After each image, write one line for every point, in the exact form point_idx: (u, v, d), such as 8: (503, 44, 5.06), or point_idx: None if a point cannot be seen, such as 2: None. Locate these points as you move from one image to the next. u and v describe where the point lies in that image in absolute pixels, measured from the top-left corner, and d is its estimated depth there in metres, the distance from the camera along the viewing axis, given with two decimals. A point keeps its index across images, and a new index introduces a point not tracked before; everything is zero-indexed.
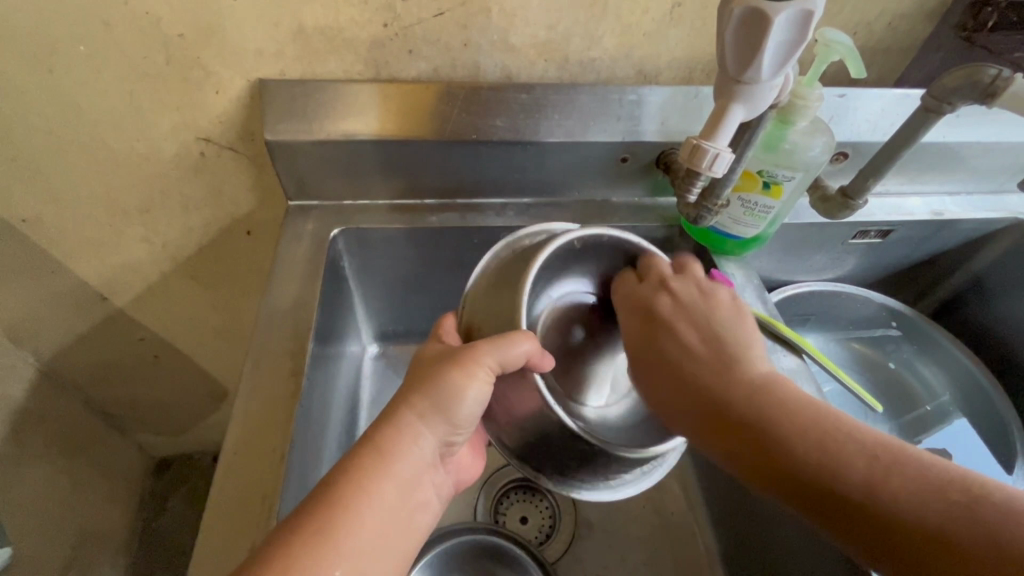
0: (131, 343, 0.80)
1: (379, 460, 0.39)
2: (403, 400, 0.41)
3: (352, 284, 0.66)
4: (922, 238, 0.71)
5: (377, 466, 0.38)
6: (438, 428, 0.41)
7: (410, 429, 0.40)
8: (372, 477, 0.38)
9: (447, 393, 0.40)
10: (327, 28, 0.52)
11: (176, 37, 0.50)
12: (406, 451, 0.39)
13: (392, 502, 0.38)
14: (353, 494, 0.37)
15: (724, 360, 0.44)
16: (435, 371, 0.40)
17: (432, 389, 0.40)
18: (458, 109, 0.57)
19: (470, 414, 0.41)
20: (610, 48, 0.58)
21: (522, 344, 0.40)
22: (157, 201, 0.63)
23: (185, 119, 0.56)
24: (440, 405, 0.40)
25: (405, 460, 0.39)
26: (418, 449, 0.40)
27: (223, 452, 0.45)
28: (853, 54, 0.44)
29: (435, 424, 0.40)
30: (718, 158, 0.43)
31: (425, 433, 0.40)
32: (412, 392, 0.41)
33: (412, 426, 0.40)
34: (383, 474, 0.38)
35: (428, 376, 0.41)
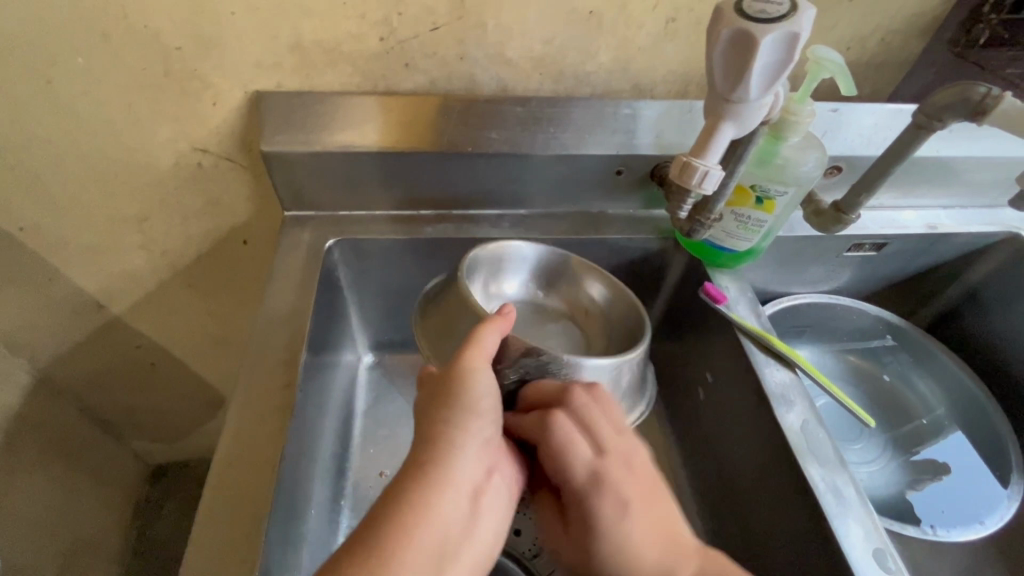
0: (127, 350, 0.80)
1: (432, 470, 0.40)
2: (428, 415, 0.43)
3: (347, 294, 0.66)
4: (917, 252, 0.72)
5: (426, 477, 0.40)
6: (477, 434, 0.43)
7: (454, 442, 0.42)
8: (424, 490, 0.39)
9: (466, 394, 0.43)
10: (324, 41, 0.53)
11: (175, 49, 0.51)
12: (454, 462, 0.41)
13: (450, 512, 0.40)
14: (408, 509, 0.38)
15: (589, 480, 0.44)
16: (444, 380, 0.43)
17: (449, 396, 0.43)
18: (454, 121, 0.58)
19: (491, 403, 0.44)
20: (605, 63, 0.58)
21: (489, 325, 0.46)
22: (155, 210, 0.63)
23: (182, 130, 0.56)
24: (468, 411, 0.43)
25: (454, 472, 0.41)
26: (465, 456, 0.42)
27: (214, 464, 0.45)
28: (844, 72, 0.44)
29: (471, 430, 0.42)
30: (707, 175, 0.43)
31: (467, 444, 0.42)
32: (442, 407, 0.43)
33: (451, 440, 0.42)
34: (436, 483, 0.40)
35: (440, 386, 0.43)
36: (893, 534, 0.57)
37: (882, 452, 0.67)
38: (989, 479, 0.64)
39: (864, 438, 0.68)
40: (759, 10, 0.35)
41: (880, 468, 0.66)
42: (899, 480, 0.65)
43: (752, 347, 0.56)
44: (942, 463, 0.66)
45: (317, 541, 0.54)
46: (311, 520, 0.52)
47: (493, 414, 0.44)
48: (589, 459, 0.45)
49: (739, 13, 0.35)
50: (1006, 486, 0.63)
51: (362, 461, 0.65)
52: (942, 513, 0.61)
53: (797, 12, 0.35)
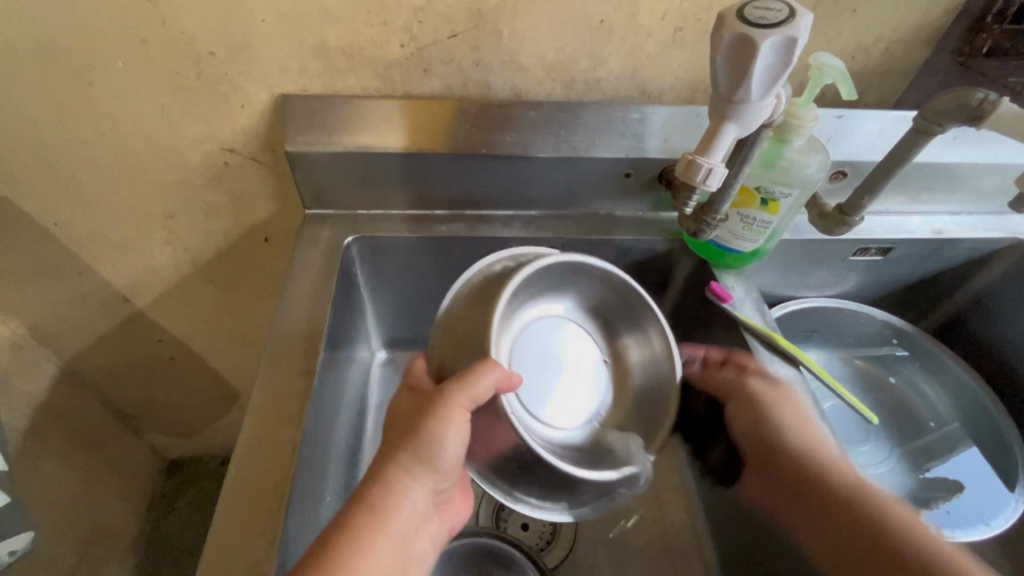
0: (149, 344, 0.83)
1: (374, 515, 0.41)
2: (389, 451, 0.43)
3: (363, 291, 0.69)
4: (923, 257, 0.73)
5: (372, 512, 0.41)
6: (425, 481, 0.44)
7: (401, 486, 0.43)
8: (369, 528, 0.41)
9: (425, 440, 0.42)
10: (347, 47, 0.55)
11: (208, 54, 0.53)
12: (399, 504, 0.42)
13: (389, 552, 0.41)
14: (353, 540, 0.40)
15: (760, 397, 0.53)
16: (417, 421, 0.43)
17: (414, 436, 0.43)
18: (469, 124, 0.60)
19: (452, 454, 0.44)
20: (615, 70, 0.60)
21: (490, 378, 0.42)
22: (181, 207, 0.66)
23: (211, 131, 0.59)
24: (425, 458, 0.43)
25: (396, 516, 0.42)
26: (409, 501, 0.43)
27: (238, 446, 0.47)
28: (845, 77, 0.46)
29: (420, 476, 0.43)
30: (711, 172, 0.44)
31: (415, 491, 0.43)
32: (401, 447, 0.43)
33: (400, 482, 0.43)
34: (376, 529, 0.41)
35: (411, 427, 0.43)
36: None
37: (895, 464, 0.67)
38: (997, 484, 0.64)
39: (876, 449, 0.68)
40: (760, 17, 0.37)
41: (888, 471, 0.67)
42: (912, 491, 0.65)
43: (759, 346, 0.58)
44: (956, 475, 0.65)
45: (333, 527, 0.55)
46: (327, 505, 0.54)
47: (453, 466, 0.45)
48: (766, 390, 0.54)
49: (740, 19, 0.37)
50: (1012, 490, 0.63)
51: (374, 453, 0.67)
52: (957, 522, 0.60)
53: (795, 18, 0.37)
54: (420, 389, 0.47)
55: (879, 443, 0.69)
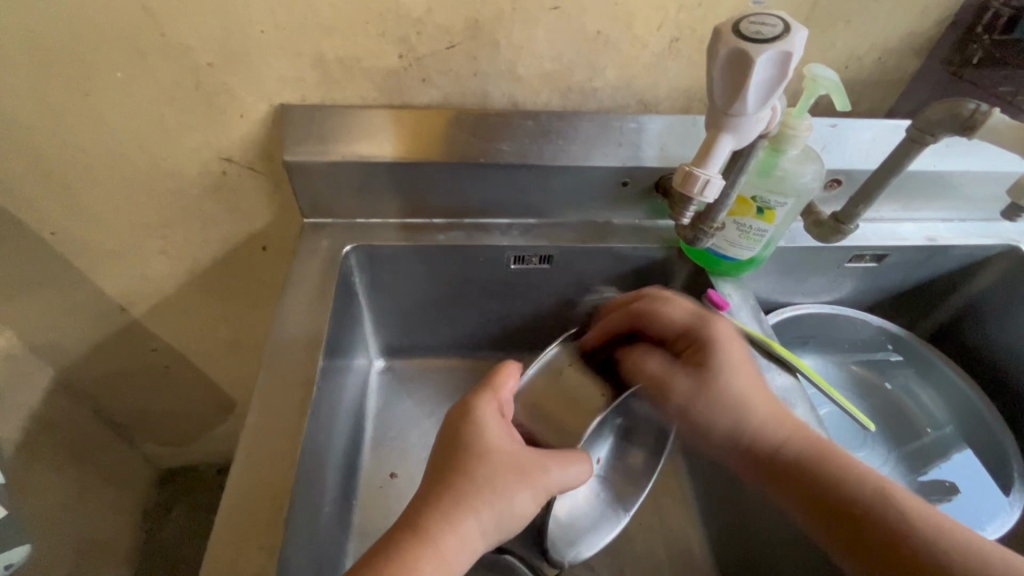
0: (145, 353, 0.82)
1: (439, 561, 0.40)
2: (462, 504, 0.41)
3: (361, 300, 0.69)
4: (917, 263, 0.73)
5: (428, 543, 0.40)
6: (485, 536, 0.42)
7: (465, 527, 0.41)
8: (422, 561, 0.39)
9: (511, 503, 0.43)
10: (345, 58, 0.56)
11: (206, 65, 0.54)
12: (456, 546, 0.40)
13: None
14: (406, 567, 0.39)
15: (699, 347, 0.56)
16: (509, 484, 0.43)
17: (505, 486, 0.43)
18: (466, 133, 0.60)
19: (519, 520, 0.44)
20: (611, 79, 0.61)
21: (584, 472, 0.48)
22: (179, 216, 0.66)
23: (209, 140, 0.59)
24: (501, 511, 0.42)
25: (451, 557, 0.40)
26: (468, 554, 0.41)
27: (237, 458, 0.47)
28: (839, 88, 0.47)
29: (484, 523, 0.42)
30: (708, 184, 0.45)
31: (477, 546, 0.42)
32: (482, 502, 0.42)
33: (466, 523, 0.41)
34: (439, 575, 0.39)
35: (500, 488, 0.43)
36: None
37: (893, 471, 0.67)
38: (992, 489, 0.64)
39: (874, 455, 0.68)
40: (756, 32, 0.38)
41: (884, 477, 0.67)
42: None
43: (755, 352, 0.58)
44: (954, 480, 0.66)
45: (332, 537, 0.55)
46: (326, 515, 0.54)
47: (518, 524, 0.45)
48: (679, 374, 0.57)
49: (736, 34, 0.38)
50: (1008, 494, 0.63)
51: (372, 463, 0.67)
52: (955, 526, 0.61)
53: (790, 34, 0.37)
54: (502, 434, 0.46)
55: (876, 449, 0.69)
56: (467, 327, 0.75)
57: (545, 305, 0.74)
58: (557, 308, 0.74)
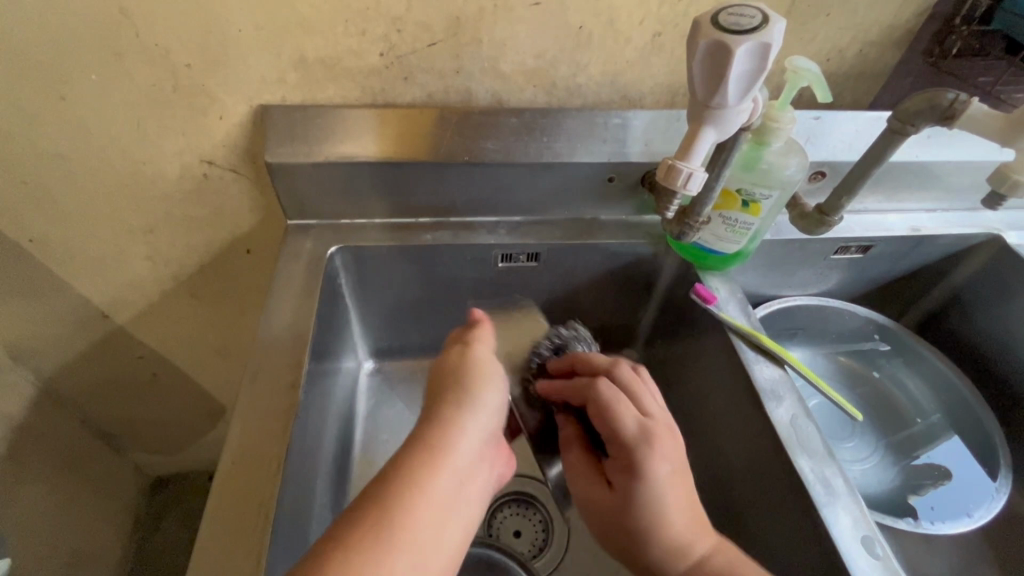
0: (131, 360, 0.81)
1: (431, 456, 0.43)
2: (432, 411, 0.47)
3: (349, 302, 0.68)
4: (902, 253, 0.74)
5: (421, 447, 0.44)
6: (478, 421, 0.47)
7: (452, 426, 0.45)
8: (423, 472, 0.42)
9: (467, 384, 0.48)
10: (326, 57, 0.55)
11: (184, 66, 0.53)
12: (456, 450, 0.44)
13: (439, 488, 0.42)
14: (412, 482, 0.41)
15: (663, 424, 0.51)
16: (455, 371, 0.49)
17: (462, 380, 0.48)
18: (451, 131, 0.60)
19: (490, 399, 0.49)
20: (595, 75, 0.61)
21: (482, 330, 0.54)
22: (161, 220, 0.65)
23: (189, 143, 0.58)
24: (468, 397, 0.47)
25: (452, 454, 0.44)
26: (464, 446, 0.45)
27: (222, 465, 0.46)
28: (820, 80, 0.47)
29: (473, 418, 0.47)
30: (691, 177, 0.45)
31: (466, 429, 0.46)
32: (444, 398, 0.47)
33: (456, 425, 0.45)
34: (432, 471, 0.42)
35: (453, 377, 0.49)
36: (885, 527, 0.57)
37: (881, 460, 0.68)
38: (979, 474, 0.65)
39: (861, 445, 0.69)
40: (734, 24, 0.38)
41: (873, 466, 0.67)
42: (897, 485, 0.66)
43: (742, 345, 0.58)
44: (943, 467, 0.66)
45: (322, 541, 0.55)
46: (316, 520, 0.53)
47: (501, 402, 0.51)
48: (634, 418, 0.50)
49: (716, 25, 0.38)
50: (995, 479, 0.64)
51: (363, 466, 0.66)
52: (943, 514, 0.61)
53: (768, 25, 0.37)
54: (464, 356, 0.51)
55: (864, 438, 0.70)
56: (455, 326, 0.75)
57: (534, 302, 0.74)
58: (546, 305, 0.73)
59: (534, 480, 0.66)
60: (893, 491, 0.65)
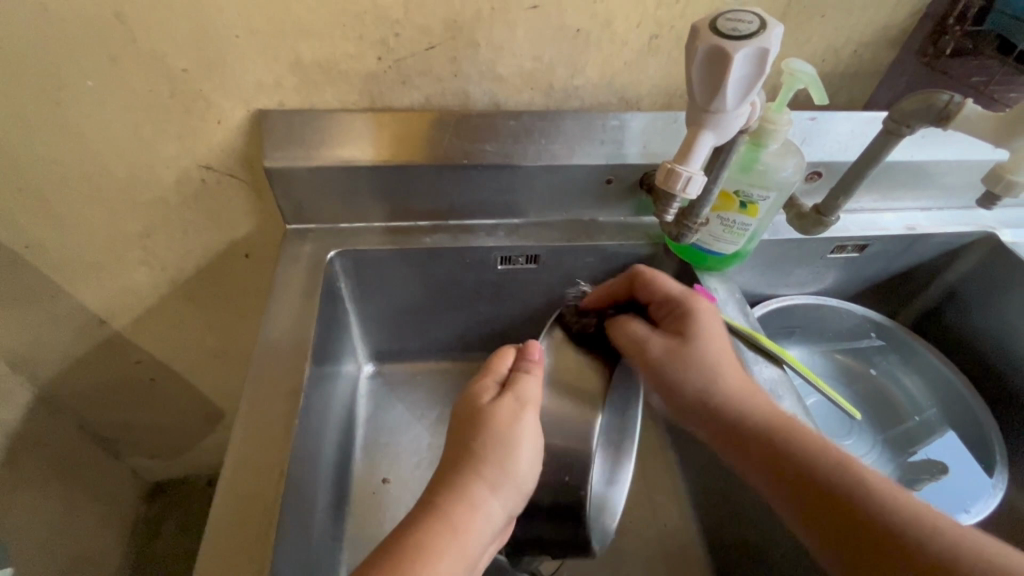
0: (129, 365, 0.81)
1: (452, 534, 0.39)
2: (456, 472, 0.42)
3: (348, 306, 0.68)
4: (898, 252, 0.74)
5: (439, 518, 0.40)
6: (507, 494, 0.43)
7: (479, 499, 0.41)
8: (444, 550, 0.38)
9: (505, 447, 0.43)
10: (323, 61, 0.55)
11: (181, 71, 0.53)
12: (472, 527, 0.40)
13: (457, 571, 0.39)
14: (424, 559, 0.38)
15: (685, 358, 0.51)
16: (496, 428, 0.44)
17: (500, 448, 0.43)
18: (449, 134, 0.60)
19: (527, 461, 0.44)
20: (593, 77, 0.61)
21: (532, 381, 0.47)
22: (158, 226, 0.64)
23: (187, 148, 0.58)
24: (504, 461, 0.43)
25: (472, 529, 0.40)
26: (485, 519, 0.41)
27: (224, 470, 0.46)
28: (816, 83, 0.47)
29: (504, 494, 0.42)
30: (691, 180, 0.45)
31: (488, 501, 0.42)
32: (481, 460, 0.42)
33: (481, 500, 0.41)
34: (447, 551, 0.39)
35: (493, 436, 0.43)
36: None
37: (879, 456, 0.69)
38: (974, 469, 0.66)
39: (860, 443, 0.69)
40: (733, 29, 0.38)
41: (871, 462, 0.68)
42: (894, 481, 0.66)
43: (741, 346, 0.58)
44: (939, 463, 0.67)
45: (325, 545, 0.55)
46: (318, 525, 0.53)
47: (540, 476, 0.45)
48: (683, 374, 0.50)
49: (714, 31, 0.38)
50: (990, 474, 0.64)
51: (365, 470, 0.66)
52: (940, 509, 0.61)
53: (767, 30, 0.38)
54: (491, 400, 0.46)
55: (863, 436, 0.70)
56: (455, 328, 0.75)
57: (534, 303, 0.74)
58: (545, 307, 0.74)
59: None
60: None
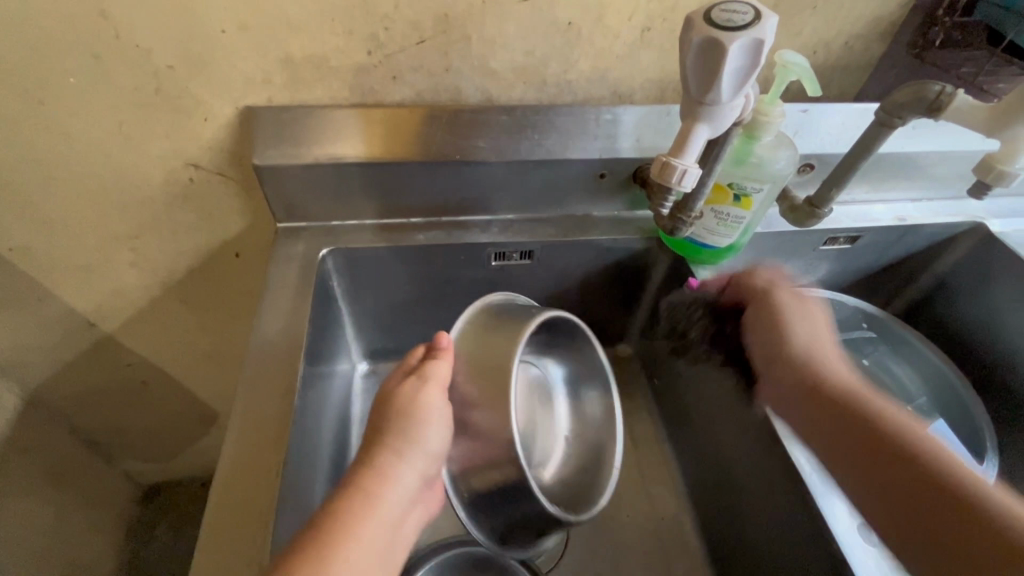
0: (119, 368, 0.80)
1: (362, 501, 0.42)
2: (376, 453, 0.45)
3: (341, 304, 0.68)
4: (889, 243, 0.75)
5: (352, 491, 0.42)
6: (417, 462, 0.45)
7: (387, 468, 0.44)
8: (356, 525, 0.41)
9: (414, 420, 0.46)
10: (312, 57, 0.54)
11: (166, 68, 0.52)
12: (381, 496, 0.43)
13: (372, 535, 0.41)
14: (332, 539, 0.40)
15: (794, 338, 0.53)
16: (404, 404, 0.46)
17: (409, 424, 0.45)
18: (442, 130, 0.59)
19: (434, 433, 0.46)
20: (586, 71, 0.60)
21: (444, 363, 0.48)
22: (146, 226, 0.63)
23: (174, 147, 0.57)
24: (410, 433, 0.45)
25: (384, 499, 0.42)
26: (400, 486, 0.44)
27: (213, 482, 0.45)
28: (809, 74, 0.47)
29: (414, 462, 0.45)
30: (686, 174, 0.45)
31: (397, 472, 0.44)
32: (389, 435, 0.45)
33: (392, 471, 0.44)
34: (362, 519, 0.41)
35: (399, 412, 0.46)
36: None
37: None
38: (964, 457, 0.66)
39: None
40: (728, 20, 0.38)
41: None
42: None
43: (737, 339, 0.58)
44: None
45: None
46: None
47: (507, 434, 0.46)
48: (793, 338, 0.52)
49: (708, 22, 0.38)
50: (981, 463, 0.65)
51: None
52: None
53: (762, 21, 0.37)
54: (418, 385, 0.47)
55: None
56: (450, 325, 0.75)
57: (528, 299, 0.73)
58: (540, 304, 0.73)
59: None
60: None
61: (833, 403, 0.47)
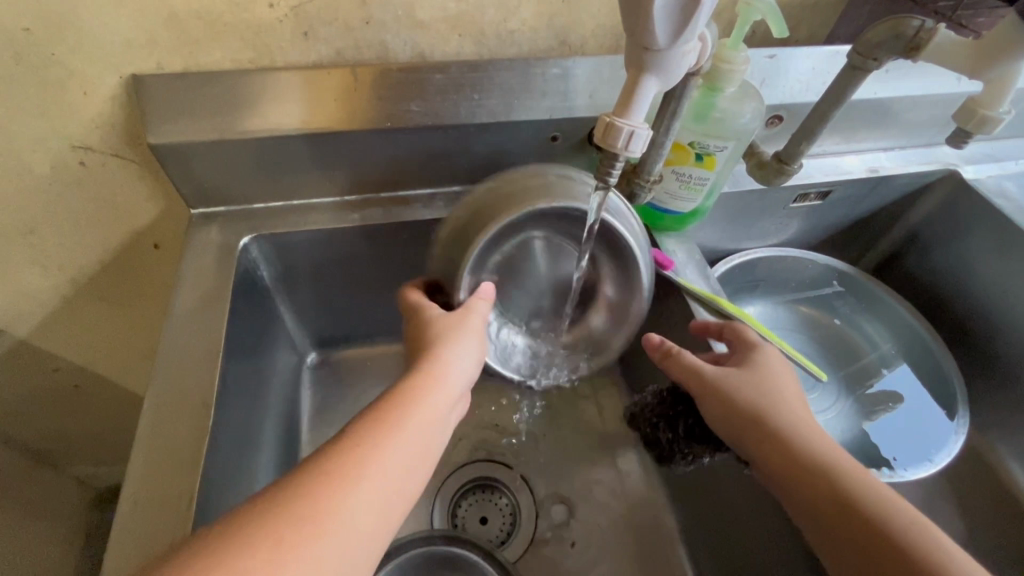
0: (45, 375, 0.73)
1: (381, 433, 0.37)
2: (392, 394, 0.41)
3: (276, 293, 0.61)
4: (859, 197, 0.71)
5: (377, 434, 0.37)
6: (439, 410, 0.41)
7: (413, 414, 0.39)
8: (347, 478, 0.33)
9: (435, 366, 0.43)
10: (203, 12, 0.46)
11: (22, 32, 0.43)
12: (405, 432, 0.38)
13: (385, 475, 0.35)
14: (319, 493, 0.32)
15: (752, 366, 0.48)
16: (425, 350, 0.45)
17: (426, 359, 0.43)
18: (368, 94, 0.52)
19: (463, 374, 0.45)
20: (529, 19, 0.53)
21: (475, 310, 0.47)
22: (41, 220, 0.56)
23: (54, 127, 0.49)
24: (436, 385, 0.42)
25: (408, 432, 0.38)
26: (418, 425, 0.39)
27: (116, 516, 0.40)
28: (775, 13, 0.42)
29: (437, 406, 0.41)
30: (634, 136, 0.39)
31: (420, 413, 0.39)
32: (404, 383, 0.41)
33: (402, 415, 0.39)
34: (368, 457, 0.35)
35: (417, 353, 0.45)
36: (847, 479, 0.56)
37: (842, 406, 0.68)
38: (934, 413, 0.65)
39: (824, 397, 0.68)
40: None
41: (835, 414, 0.67)
42: (854, 432, 0.65)
43: (702, 311, 0.55)
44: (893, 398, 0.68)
45: None
46: None
47: (459, 403, 0.44)
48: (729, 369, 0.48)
49: None
50: (952, 419, 0.63)
51: None
52: (904, 462, 0.61)
53: None
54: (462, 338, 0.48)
55: (826, 390, 0.69)
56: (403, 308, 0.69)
57: None
58: None
59: (498, 465, 0.65)
60: (853, 436, 0.65)
61: (781, 448, 0.44)
